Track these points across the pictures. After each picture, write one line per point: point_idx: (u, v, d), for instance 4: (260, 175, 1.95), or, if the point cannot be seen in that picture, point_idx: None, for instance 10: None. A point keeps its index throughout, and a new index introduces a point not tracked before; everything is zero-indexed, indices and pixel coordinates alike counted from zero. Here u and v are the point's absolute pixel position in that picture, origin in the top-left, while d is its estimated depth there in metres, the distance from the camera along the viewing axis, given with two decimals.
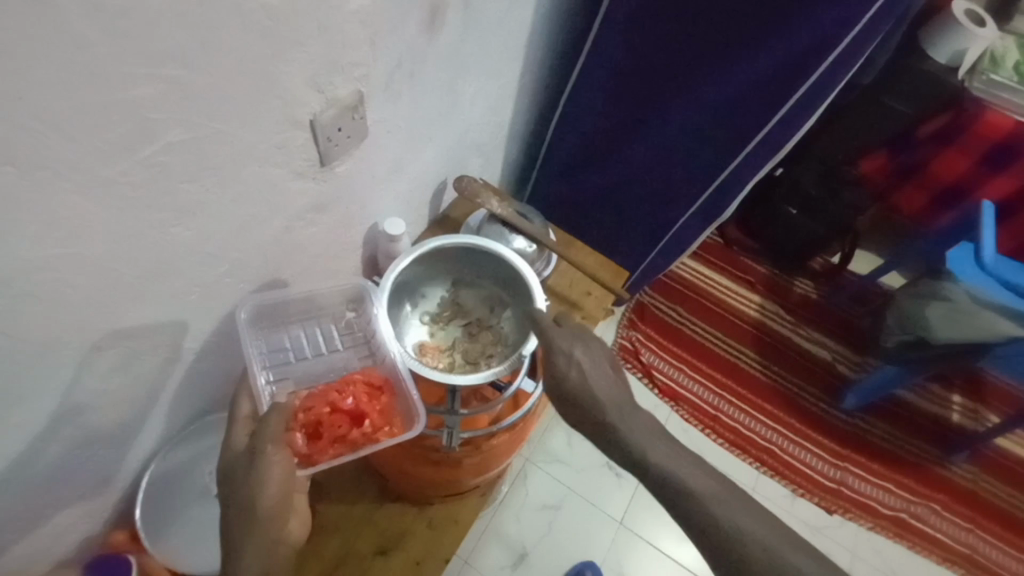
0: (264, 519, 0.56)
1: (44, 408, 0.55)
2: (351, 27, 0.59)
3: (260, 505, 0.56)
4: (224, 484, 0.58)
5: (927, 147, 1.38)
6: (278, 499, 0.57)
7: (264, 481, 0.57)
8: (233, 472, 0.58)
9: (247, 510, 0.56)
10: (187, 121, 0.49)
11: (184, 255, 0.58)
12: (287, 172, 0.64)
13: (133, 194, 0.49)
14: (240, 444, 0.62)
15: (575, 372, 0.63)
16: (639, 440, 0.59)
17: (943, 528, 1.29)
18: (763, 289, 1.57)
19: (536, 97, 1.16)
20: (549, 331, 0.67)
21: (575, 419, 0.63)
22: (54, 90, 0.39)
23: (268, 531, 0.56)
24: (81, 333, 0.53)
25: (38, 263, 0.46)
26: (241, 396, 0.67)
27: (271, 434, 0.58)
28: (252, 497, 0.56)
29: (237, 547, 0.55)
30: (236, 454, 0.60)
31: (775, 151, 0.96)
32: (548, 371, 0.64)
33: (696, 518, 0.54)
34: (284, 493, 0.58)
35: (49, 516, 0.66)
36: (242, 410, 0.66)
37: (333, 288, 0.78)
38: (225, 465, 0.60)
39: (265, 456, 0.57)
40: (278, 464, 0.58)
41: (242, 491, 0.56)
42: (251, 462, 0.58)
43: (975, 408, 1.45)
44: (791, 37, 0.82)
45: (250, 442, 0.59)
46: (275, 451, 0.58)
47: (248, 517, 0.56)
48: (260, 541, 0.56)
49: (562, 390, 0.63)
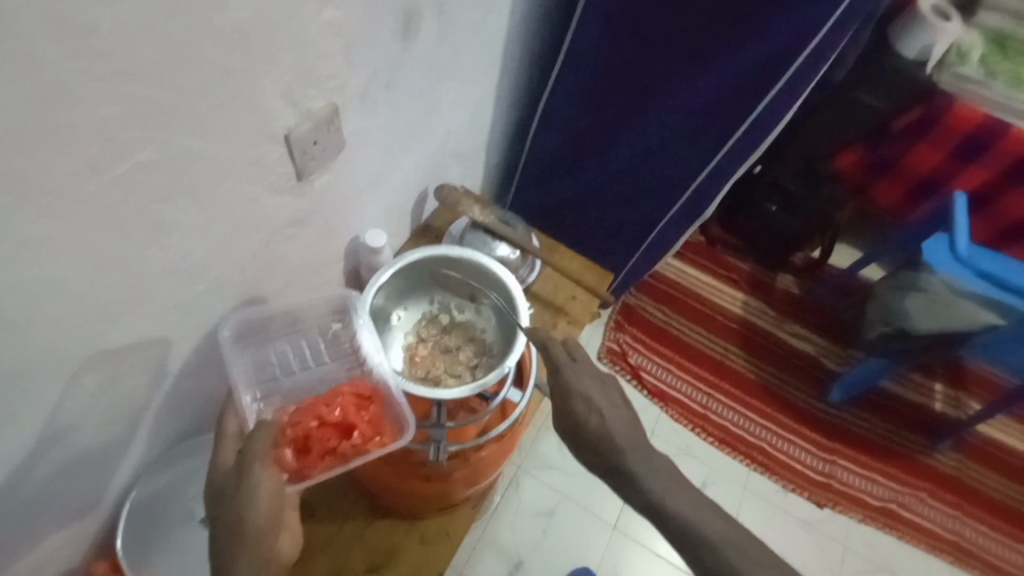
0: (258, 533, 0.54)
1: (19, 438, 0.53)
2: (325, 38, 0.59)
3: (251, 522, 0.54)
4: (213, 504, 0.57)
5: (902, 143, 1.40)
6: (269, 516, 0.55)
7: (254, 498, 0.55)
8: (220, 491, 0.57)
9: (238, 527, 0.54)
10: (157, 141, 0.48)
11: (160, 275, 0.57)
12: (264, 187, 0.63)
13: (104, 215, 0.47)
14: (229, 461, 0.61)
15: (594, 419, 0.62)
16: (653, 478, 0.58)
17: (931, 515, 1.32)
18: (747, 286, 1.59)
19: (515, 103, 1.16)
20: (568, 372, 0.64)
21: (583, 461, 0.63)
22: (18, 113, 0.38)
23: (259, 545, 0.54)
24: (55, 360, 0.52)
25: (7, 292, 0.44)
26: (227, 413, 0.67)
27: (258, 450, 0.58)
28: (241, 517, 0.54)
29: (228, 565, 0.53)
30: (225, 472, 0.59)
31: (753, 149, 0.97)
32: (563, 409, 0.64)
33: (678, 529, 0.56)
34: (275, 511, 0.56)
35: (27, 549, 0.64)
36: (228, 429, 0.65)
37: (314, 302, 0.77)
38: (213, 484, 0.59)
39: (253, 472, 0.56)
40: (267, 481, 0.57)
41: (230, 510, 0.55)
42: (239, 479, 0.57)
43: (958, 397, 1.48)
44: (764, 35, 0.84)
45: (238, 459, 0.58)
46: (264, 468, 0.57)
47: (238, 533, 0.54)
48: (252, 555, 0.54)
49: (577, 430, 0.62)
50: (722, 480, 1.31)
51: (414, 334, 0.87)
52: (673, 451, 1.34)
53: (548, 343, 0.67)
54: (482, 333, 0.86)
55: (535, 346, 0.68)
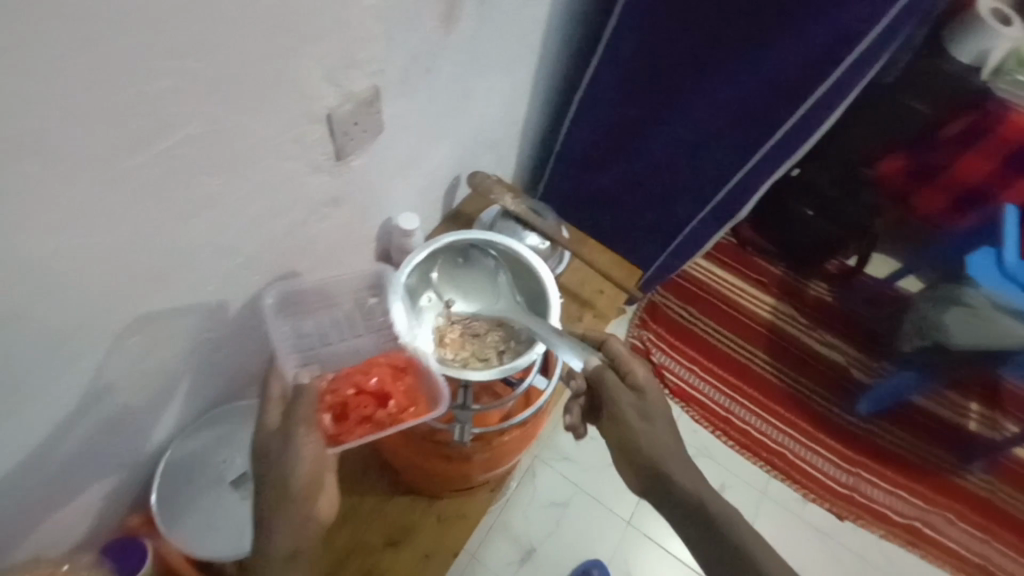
0: (296, 494, 0.59)
1: (65, 394, 0.56)
2: (369, 21, 0.60)
3: (293, 483, 0.58)
4: (257, 461, 0.60)
5: (947, 150, 1.32)
6: (308, 479, 0.59)
7: (296, 461, 0.59)
8: (266, 448, 0.60)
9: (280, 487, 0.58)
10: (205, 114, 0.49)
11: (201, 246, 0.59)
12: (304, 165, 0.65)
13: (152, 184, 0.49)
14: (274, 422, 0.62)
15: (662, 401, 0.67)
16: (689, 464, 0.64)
17: (957, 537, 1.28)
18: (777, 291, 1.55)
19: (550, 94, 1.16)
20: (628, 359, 0.69)
21: (645, 448, 0.64)
22: (76, 82, 0.39)
23: (298, 507, 0.59)
24: (101, 321, 0.54)
25: (60, 253, 0.46)
26: (273, 375, 0.66)
27: (303, 414, 0.59)
28: (284, 478, 0.58)
29: (270, 519, 0.57)
30: (269, 432, 0.61)
31: (792, 151, 0.95)
32: (631, 391, 0.66)
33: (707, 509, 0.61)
34: (314, 473, 0.60)
35: (67, 499, 0.67)
36: (272, 392, 0.65)
37: (351, 275, 0.79)
38: (258, 441, 0.61)
39: (297, 437, 0.59)
40: (310, 445, 0.59)
41: (275, 468, 0.58)
42: (284, 440, 0.59)
43: (993, 417, 1.42)
44: (811, 32, 0.81)
45: (283, 420, 0.60)
46: (308, 433, 0.60)
47: (282, 493, 0.58)
48: (291, 515, 0.58)
49: (646, 411, 0.65)
50: (741, 484, 1.30)
51: (444, 317, 0.85)
52: (693, 452, 1.32)
53: (605, 339, 0.72)
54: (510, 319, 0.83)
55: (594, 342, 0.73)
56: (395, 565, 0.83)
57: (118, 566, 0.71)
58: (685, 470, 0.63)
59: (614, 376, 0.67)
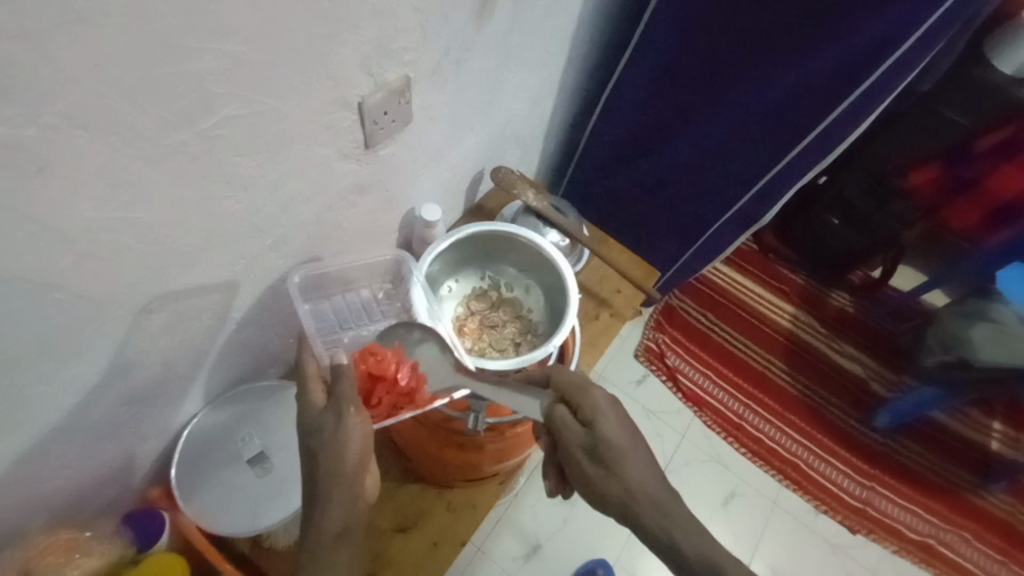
0: (350, 474, 0.58)
1: (97, 363, 0.58)
2: (404, 11, 0.60)
3: (346, 463, 0.58)
4: (302, 441, 0.60)
5: (984, 163, 1.28)
6: (359, 462, 0.59)
7: (346, 443, 0.58)
8: (318, 427, 0.60)
9: (334, 466, 0.58)
10: (246, 97, 0.51)
11: (232, 227, 0.60)
12: (334, 153, 0.66)
13: (190, 163, 0.51)
14: (318, 401, 0.62)
15: (618, 433, 0.58)
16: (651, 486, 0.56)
17: (973, 557, 1.26)
18: (798, 300, 1.53)
19: (578, 91, 1.16)
20: (575, 388, 0.62)
21: (609, 485, 0.56)
22: (130, 60, 0.41)
23: (351, 485, 0.59)
24: (134, 294, 0.56)
25: (100, 224, 0.48)
26: (306, 355, 0.66)
27: (349, 395, 0.60)
28: (337, 458, 0.58)
29: (325, 498, 0.58)
30: (314, 414, 0.61)
31: (821, 156, 0.93)
32: (580, 428, 0.59)
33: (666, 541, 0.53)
34: (364, 455, 0.59)
35: (93, 467, 0.69)
36: (309, 369, 0.65)
37: (366, 262, 0.82)
38: (305, 420, 0.61)
39: (347, 416, 0.59)
40: (358, 427, 0.59)
41: (326, 447, 0.58)
42: (334, 423, 0.59)
43: (1017, 437, 1.39)
44: (848, 35, 0.80)
45: (328, 399, 0.61)
46: (356, 413, 0.60)
47: (335, 476, 0.58)
48: (345, 493, 0.58)
49: (597, 449, 0.58)
50: (753, 493, 1.29)
51: (463, 306, 0.91)
52: (706, 458, 1.31)
53: (551, 372, 0.66)
54: (528, 312, 0.90)
55: (541, 380, 0.68)
56: (404, 552, 0.84)
57: (136, 534, 0.75)
58: (658, 508, 0.55)
59: (563, 410, 0.61)
